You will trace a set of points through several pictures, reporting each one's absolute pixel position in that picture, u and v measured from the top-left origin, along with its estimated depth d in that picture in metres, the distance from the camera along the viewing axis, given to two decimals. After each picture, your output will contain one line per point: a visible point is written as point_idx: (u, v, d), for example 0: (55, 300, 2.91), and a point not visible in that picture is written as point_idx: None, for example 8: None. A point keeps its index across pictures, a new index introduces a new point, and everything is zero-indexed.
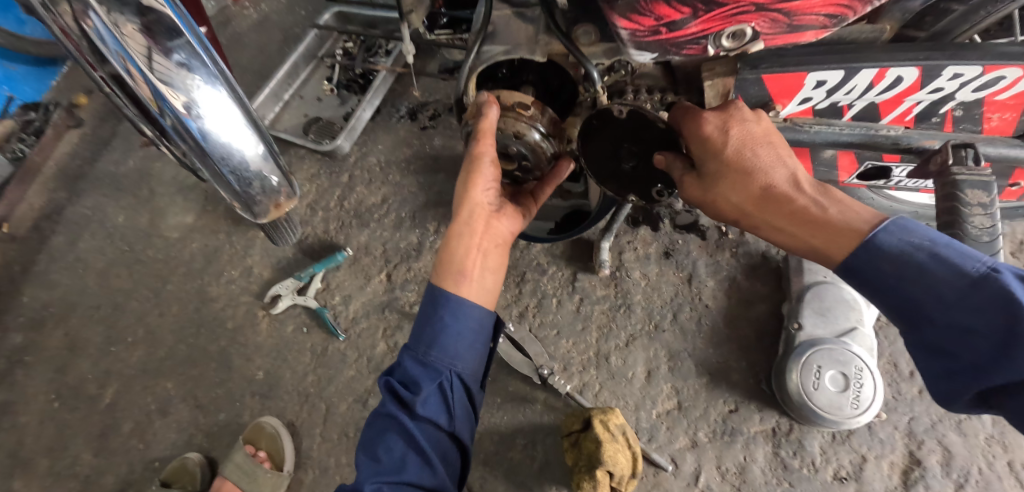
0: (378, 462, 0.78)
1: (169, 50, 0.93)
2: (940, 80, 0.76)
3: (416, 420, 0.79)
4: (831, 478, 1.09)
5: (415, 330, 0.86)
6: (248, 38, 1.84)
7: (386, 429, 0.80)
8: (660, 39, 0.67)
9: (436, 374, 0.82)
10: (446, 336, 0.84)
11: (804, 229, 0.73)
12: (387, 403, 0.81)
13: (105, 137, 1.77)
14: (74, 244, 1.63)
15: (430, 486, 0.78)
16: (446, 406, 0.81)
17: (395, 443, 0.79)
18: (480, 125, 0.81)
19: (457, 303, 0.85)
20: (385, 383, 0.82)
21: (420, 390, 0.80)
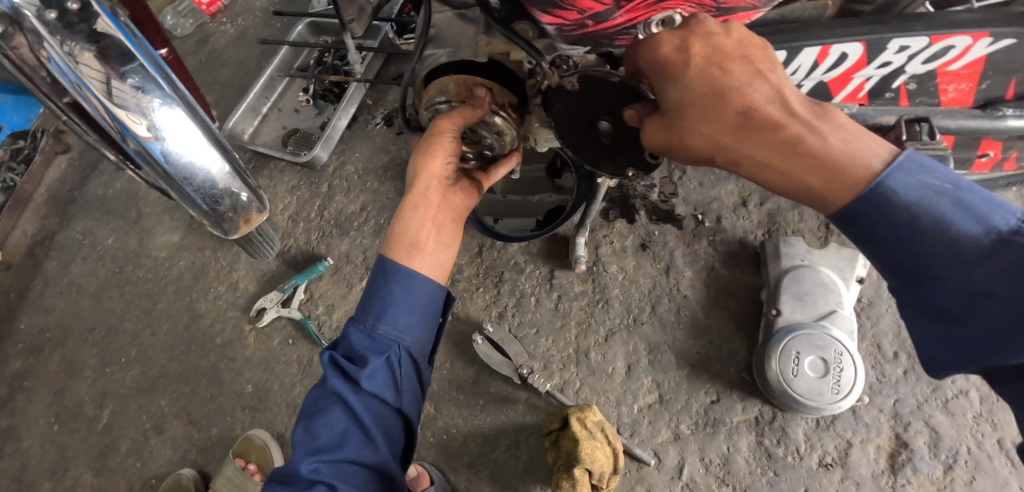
0: (316, 440, 0.75)
1: (123, 75, 0.94)
2: (887, 54, 0.73)
3: (361, 396, 0.76)
4: (816, 465, 1.08)
5: (362, 308, 0.83)
6: (226, 54, 1.86)
7: (328, 405, 0.77)
8: (588, 32, 0.66)
9: (385, 349, 0.80)
10: (394, 309, 0.81)
11: (798, 166, 0.60)
12: (330, 380, 0.77)
13: (91, 162, 1.79)
14: (68, 269, 1.66)
15: (371, 463, 0.74)
16: (393, 380, 0.79)
17: (338, 419, 0.75)
18: (466, 113, 0.79)
19: (408, 274, 0.82)
20: (329, 359, 0.79)
21: (366, 366, 0.77)
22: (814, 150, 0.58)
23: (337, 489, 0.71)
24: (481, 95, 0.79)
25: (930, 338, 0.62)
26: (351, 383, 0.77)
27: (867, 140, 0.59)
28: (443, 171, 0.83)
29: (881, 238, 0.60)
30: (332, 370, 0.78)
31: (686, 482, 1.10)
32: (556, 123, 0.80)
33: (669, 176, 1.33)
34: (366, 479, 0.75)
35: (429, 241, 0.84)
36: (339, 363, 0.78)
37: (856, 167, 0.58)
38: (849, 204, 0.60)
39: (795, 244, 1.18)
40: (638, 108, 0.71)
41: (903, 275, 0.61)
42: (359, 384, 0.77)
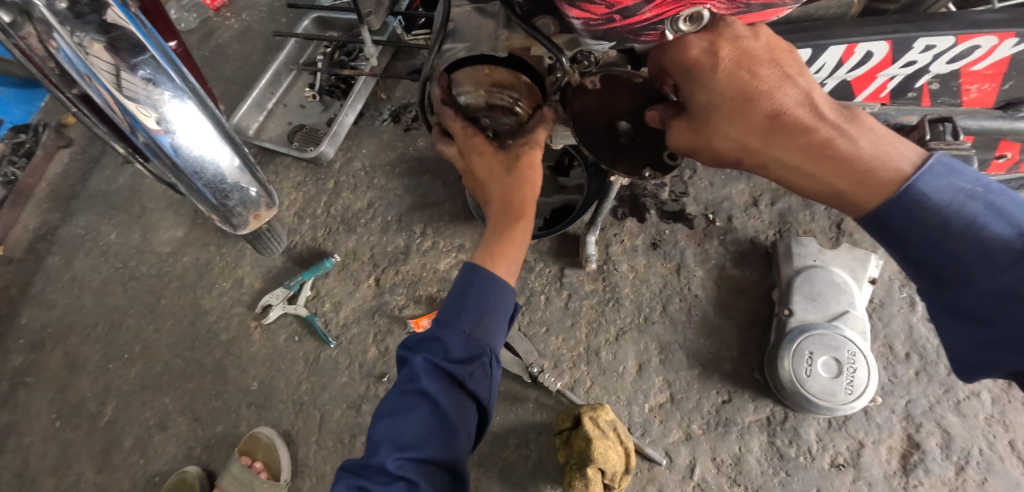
0: (400, 437, 0.78)
1: (134, 66, 0.92)
2: (912, 54, 0.73)
3: (454, 397, 0.80)
4: (828, 465, 1.07)
5: (448, 305, 0.86)
6: (231, 49, 1.84)
7: (419, 405, 0.79)
8: (615, 27, 0.64)
9: (476, 353, 0.83)
10: (486, 314, 0.85)
11: (826, 168, 0.62)
12: (422, 380, 0.79)
13: (94, 156, 1.78)
14: (70, 265, 1.64)
15: (449, 461, 0.79)
16: (484, 384, 0.83)
17: (425, 420, 0.79)
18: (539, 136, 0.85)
19: (495, 284, 0.86)
20: (421, 357, 0.81)
21: (460, 369, 0.81)
22: (843, 152, 0.60)
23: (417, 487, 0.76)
24: (548, 114, 0.84)
25: (962, 335, 0.64)
26: (443, 386, 0.80)
27: (897, 144, 0.61)
28: (530, 192, 0.88)
29: (911, 242, 0.61)
30: (425, 369, 0.80)
31: (697, 482, 1.09)
32: (576, 122, 0.79)
33: (680, 175, 1.33)
34: (444, 476, 0.79)
35: (514, 252, 0.89)
36: (431, 363, 0.80)
37: (888, 167, 0.60)
38: (879, 208, 0.61)
39: (807, 245, 1.18)
40: (660, 109, 0.71)
41: (934, 279, 0.63)
42: (451, 386, 0.80)
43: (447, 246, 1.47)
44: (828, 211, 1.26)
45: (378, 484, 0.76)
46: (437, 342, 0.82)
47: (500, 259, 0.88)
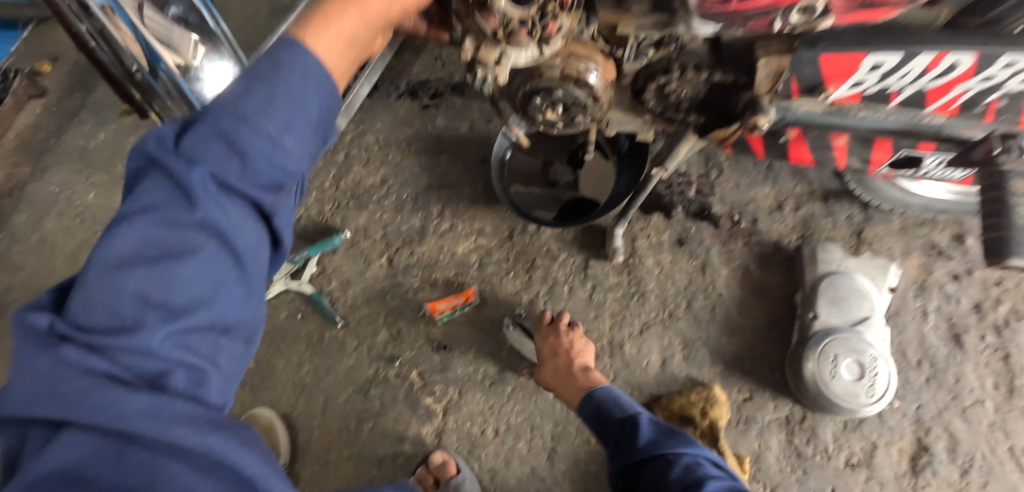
0: (222, 167, 0.49)
1: (163, 6, 0.97)
2: (995, 69, 0.73)
3: (53, 360, 0.46)
4: (843, 465, 1.11)
5: (292, 107, 0.51)
6: (230, 5, 1.70)
7: (92, 291, 0.47)
8: (728, 9, 0.65)
9: (171, 368, 0.48)
10: (298, 112, 0.52)
11: None
12: (205, 207, 0.49)
13: (70, 108, 1.61)
14: (38, 223, 1.49)
15: (189, 226, 0.49)
16: (210, 152, 0.48)
17: (212, 150, 0.48)
18: (604, 95, 0.84)
19: (312, 67, 0.53)
20: (200, 170, 0.48)
21: (152, 401, 0.47)
22: None
23: (212, 169, 0.48)
24: (603, 64, 0.82)
25: None
26: (98, 322, 0.47)
27: None
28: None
29: None
30: (207, 192, 0.49)
31: None
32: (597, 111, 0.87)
33: (707, 174, 1.34)
34: (218, 258, 0.51)
35: (341, 38, 0.57)
36: (174, 190, 0.49)
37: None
38: None
39: (831, 251, 1.20)
40: None
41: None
42: (53, 344, 0.46)
43: (466, 230, 1.39)
44: (849, 220, 1.27)
45: (226, 182, 0.49)
46: (230, 151, 0.49)
47: (316, 26, 0.55)
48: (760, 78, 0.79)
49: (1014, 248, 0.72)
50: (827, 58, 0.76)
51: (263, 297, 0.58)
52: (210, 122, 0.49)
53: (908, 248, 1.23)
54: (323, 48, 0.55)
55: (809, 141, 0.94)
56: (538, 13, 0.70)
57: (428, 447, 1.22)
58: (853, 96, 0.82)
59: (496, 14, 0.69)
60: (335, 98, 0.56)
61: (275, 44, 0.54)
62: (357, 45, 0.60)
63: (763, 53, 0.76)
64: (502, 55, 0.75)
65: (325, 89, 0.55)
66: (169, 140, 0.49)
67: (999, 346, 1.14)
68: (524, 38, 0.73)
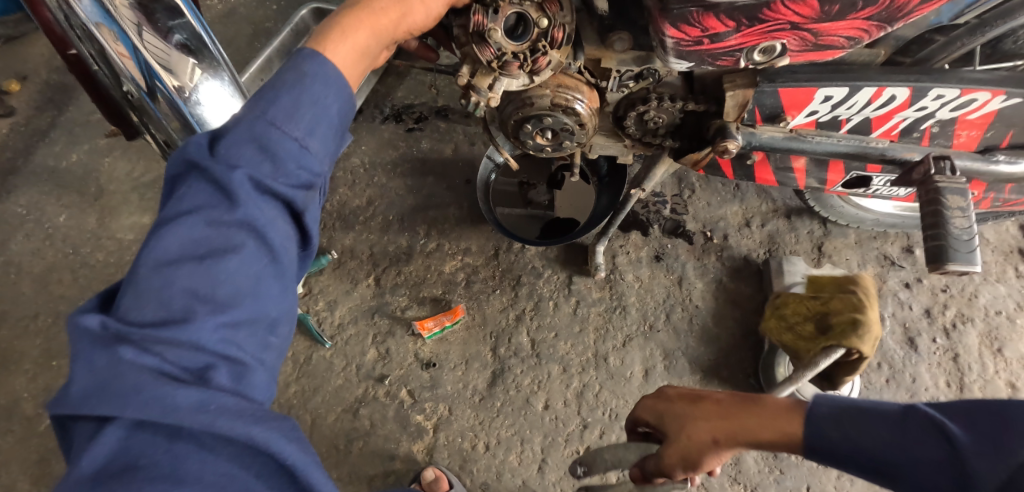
0: (258, 168, 0.56)
1: (168, 30, 0.97)
2: (926, 100, 0.86)
3: (109, 359, 0.50)
4: (816, 463, 1.17)
5: (316, 114, 0.60)
6: (212, 30, 1.72)
7: (144, 287, 0.53)
8: (700, 49, 0.75)
9: (214, 360, 0.53)
10: (321, 117, 0.61)
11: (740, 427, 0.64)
12: (245, 206, 0.56)
13: (41, 128, 1.58)
14: (6, 246, 1.44)
15: (229, 223, 0.55)
16: (247, 155, 0.56)
17: (249, 153, 0.56)
18: (588, 122, 0.91)
19: (332, 76, 0.62)
20: (239, 173, 0.55)
21: (196, 396, 0.49)
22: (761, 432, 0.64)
23: (251, 170, 0.56)
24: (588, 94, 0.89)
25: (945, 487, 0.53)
26: (149, 318, 0.52)
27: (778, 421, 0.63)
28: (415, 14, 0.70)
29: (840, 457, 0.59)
30: (246, 192, 0.56)
31: (703, 481, 1.18)
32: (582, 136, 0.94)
33: (680, 194, 1.43)
34: (254, 252, 0.57)
35: (356, 53, 0.67)
36: (217, 192, 0.56)
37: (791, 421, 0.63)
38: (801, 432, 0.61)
39: (796, 263, 1.30)
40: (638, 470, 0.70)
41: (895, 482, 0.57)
42: (110, 343, 0.50)
43: (453, 248, 1.43)
44: (810, 234, 1.37)
45: (263, 181, 0.57)
46: (263, 153, 0.57)
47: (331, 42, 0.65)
48: (728, 108, 0.88)
49: (950, 256, 0.83)
50: (785, 91, 0.86)
51: (292, 299, 0.63)
52: (246, 131, 0.56)
53: (864, 259, 1.34)
54: (342, 61, 0.65)
55: (772, 163, 1.03)
56: (529, 48, 0.78)
57: (419, 465, 1.23)
58: (809, 123, 0.93)
59: (492, 46, 0.77)
60: (350, 106, 0.65)
61: (296, 53, 0.62)
62: (369, 60, 0.69)
63: (731, 86, 0.86)
64: (494, 81, 0.81)
65: (343, 96, 0.63)
66: (207, 148, 0.57)
67: (949, 347, 1.25)
68: (516, 70, 0.79)
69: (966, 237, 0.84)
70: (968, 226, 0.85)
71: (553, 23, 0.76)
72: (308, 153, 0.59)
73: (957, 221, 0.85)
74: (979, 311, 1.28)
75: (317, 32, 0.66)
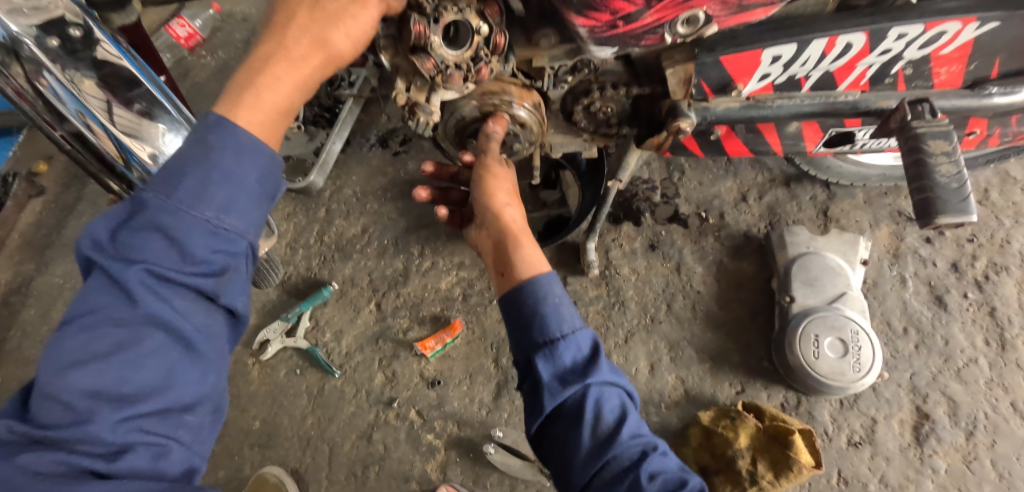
0: (160, 260, 0.57)
1: (128, 100, 1.01)
2: (888, 42, 0.78)
3: (11, 466, 0.53)
4: (845, 445, 1.08)
5: (227, 190, 0.60)
6: (207, 86, 1.81)
7: (47, 392, 0.54)
8: (618, 32, 0.71)
9: (127, 447, 0.55)
10: (232, 192, 0.61)
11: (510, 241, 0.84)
12: (146, 302, 0.57)
13: (69, 203, 1.71)
14: (46, 316, 1.56)
15: (133, 319, 0.57)
16: (146, 247, 0.57)
17: (150, 246, 0.57)
18: (530, 129, 0.89)
19: (243, 145, 0.62)
20: (139, 268, 0.56)
21: (98, 490, 0.53)
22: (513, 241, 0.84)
23: (151, 264, 0.57)
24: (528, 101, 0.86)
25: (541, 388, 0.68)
26: (55, 419, 0.54)
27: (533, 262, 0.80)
28: (337, 38, 0.67)
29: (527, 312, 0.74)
30: (145, 287, 0.57)
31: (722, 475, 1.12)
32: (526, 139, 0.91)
33: (670, 178, 1.38)
34: (165, 342, 0.59)
35: (274, 109, 0.68)
36: (118, 289, 0.57)
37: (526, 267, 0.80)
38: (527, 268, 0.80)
39: (799, 233, 1.22)
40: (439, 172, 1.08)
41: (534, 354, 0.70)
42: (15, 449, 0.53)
43: (448, 264, 1.44)
44: (814, 200, 1.29)
45: (167, 270, 0.57)
46: (166, 244, 0.57)
47: (241, 102, 0.66)
48: (672, 86, 0.83)
49: (940, 208, 0.75)
50: (728, 59, 0.80)
51: (220, 371, 0.65)
52: (149, 224, 0.57)
53: (876, 219, 1.25)
54: (254, 124, 0.66)
55: (740, 134, 0.97)
56: (471, 57, 0.73)
57: (435, 483, 1.24)
58: (765, 88, 0.86)
59: (434, 57, 0.71)
60: (268, 171, 0.65)
61: (203, 123, 0.62)
62: (290, 112, 0.71)
63: (670, 63, 0.81)
64: (432, 95, 0.76)
65: (258, 161, 0.63)
66: (108, 243, 0.57)
67: (982, 301, 1.15)
68: (460, 82, 0.74)
69: (956, 184, 0.76)
70: (956, 171, 0.77)
71: (493, 29, 0.72)
72: (220, 232, 0.60)
73: (943, 168, 0.77)
74: (1013, 257, 1.17)
75: (232, 91, 0.67)
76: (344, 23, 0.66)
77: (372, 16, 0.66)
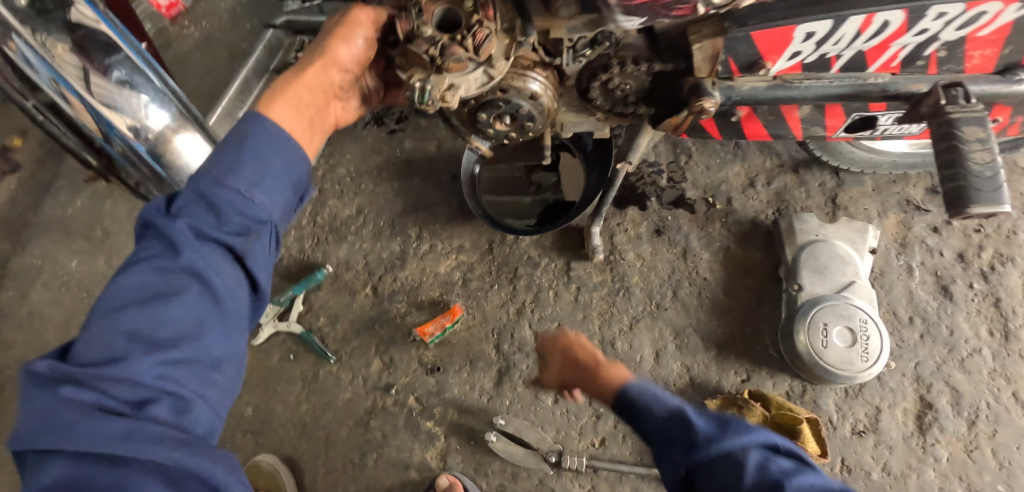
0: (204, 220, 0.56)
1: (107, 67, 0.92)
2: (925, 21, 0.76)
3: (49, 399, 0.49)
4: (849, 433, 1.08)
5: (258, 168, 0.60)
6: (191, 58, 1.71)
7: (94, 333, 0.52)
8: (648, 1, 0.66)
9: (156, 395, 0.51)
10: (266, 168, 0.60)
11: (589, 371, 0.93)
12: (186, 252, 0.55)
13: (44, 179, 1.62)
14: (25, 298, 1.49)
15: (171, 269, 0.54)
16: (190, 207, 0.56)
17: (193, 205, 0.56)
18: (546, 105, 0.84)
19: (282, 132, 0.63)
20: (179, 223, 0.55)
21: (124, 426, 0.48)
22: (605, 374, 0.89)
23: (195, 221, 0.55)
24: (543, 77, 0.83)
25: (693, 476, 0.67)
26: (94, 357, 0.51)
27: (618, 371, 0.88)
28: (340, 51, 0.73)
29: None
30: (187, 240, 0.55)
31: None
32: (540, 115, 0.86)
33: (676, 161, 1.34)
34: (201, 301, 0.56)
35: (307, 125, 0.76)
36: (164, 244, 0.56)
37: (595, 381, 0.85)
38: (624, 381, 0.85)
39: (808, 220, 1.20)
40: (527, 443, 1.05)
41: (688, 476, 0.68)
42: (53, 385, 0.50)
43: (447, 248, 1.39)
44: (822, 187, 1.27)
45: (205, 227, 0.56)
46: (207, 208, 0.56)
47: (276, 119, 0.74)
48: (698, 62, 0.80)
49: (972, 197, 0.73)
50: (759, 34, 0.76)
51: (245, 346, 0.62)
52: (192, 189, 0.56)
53: (884, 207, 1.23)
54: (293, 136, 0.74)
55: (761, 116, 0.94)
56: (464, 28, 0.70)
57: (434, 471, 1.21)
58: (794, 67, 0.83)
59: (426, 38, 0.69)
60: (299, 159, 0.64)
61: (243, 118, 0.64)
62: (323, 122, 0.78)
63: (697, 37, 0.77)
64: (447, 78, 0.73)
65: (291, 147, 0.63)
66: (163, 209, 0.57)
67: (988, 291, 1.15)
68: (462, 53, 0.70)
69: (990, 172, 0.74)
70: (990, 159, 0.74)
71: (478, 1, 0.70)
72: (254, 203, 0.59)
73: (977, 155, 0.74)
74: (1019, 248, 1.17)
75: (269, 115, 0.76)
76: (340, 35, 0.72)
77: (364, 31, 0.73)
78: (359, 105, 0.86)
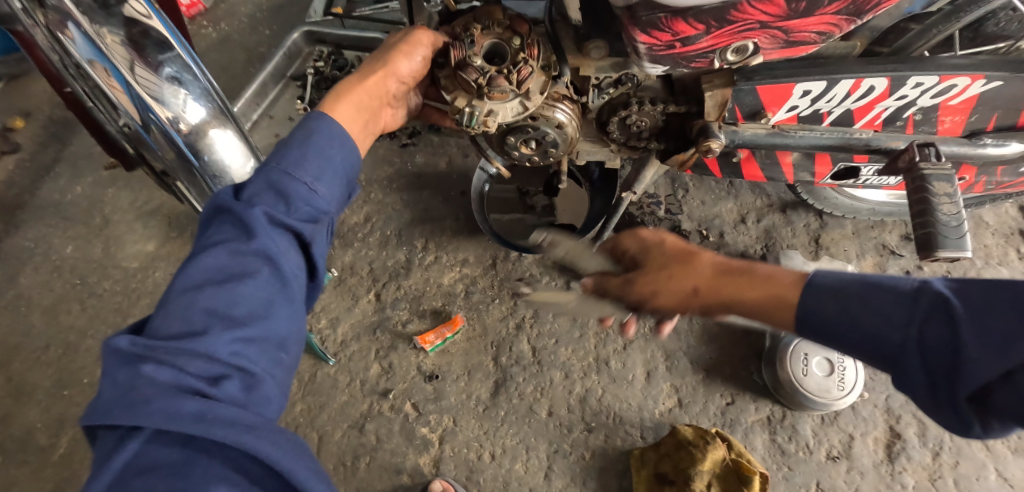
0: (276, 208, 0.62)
1: (158, 63, 0.97)
2: (906, 88, 0.86)
3: (131, 374, 0.53)
4: (825, 458, 1.16)
5: (320, 162, 0.67)
6: (207, 58, 1.75)
7: (171, 309, 0.56)
8: (674, 53, 0.74)
9: (227, 371, 0.55)
10: (327, 164, 0.67)
11: (724, 281, 0.69)
12: (260, 238, 0.59)
13: (46, 164, 1.62)
14: (16, 280, 1.47)
15: (245, 251, 0.59)
16: (264, 196, 0.62)
17: (266, 196, 0.62)
18: (571, 134, 0.91)
19: (340, 133, 0.71)
20: (256, 210, 0.60)
21: (198, 405, 0.51)
22: (744, 280, 0.67)
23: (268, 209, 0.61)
24: (571, 109, 0.89)
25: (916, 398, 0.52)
26: (171, 332, 0.55)
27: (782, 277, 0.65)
28: (399, 63, 0.80)
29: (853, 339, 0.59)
30: (263, 226, 0.60)
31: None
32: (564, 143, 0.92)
33: (674, 194, 1.43)
34: (269, 282, 0.60)
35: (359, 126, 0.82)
36: (238, 228, 0.60)
37: (781, 276, 0.65)
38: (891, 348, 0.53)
39: (793, 257, 1.30)
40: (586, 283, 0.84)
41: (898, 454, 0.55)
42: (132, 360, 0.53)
43: (451, 260, 1.44)
44: (807, 227, 1.37)
45: (278, 216, 0.61)
46: (278, 197, 0.63)
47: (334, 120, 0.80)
48: (707, 108, 0.88)
49: (939, 243, 0.81)
50: (764, 88, 0.86)
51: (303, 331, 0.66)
52: (263, 179, 0.63)
53: (862, 249, 1.34)
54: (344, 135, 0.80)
55: (759, 159, 1.04)
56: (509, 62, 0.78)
57: (426, 477, 1.23)
58: (791, 118, 0.93)
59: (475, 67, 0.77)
60: (353, 157, 0.72)
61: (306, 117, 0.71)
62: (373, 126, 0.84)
63: (709, 86, 0.85)
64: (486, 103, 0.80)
65: (347, 149, 0.71)
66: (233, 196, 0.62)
67: None
68: (504, 84, 0.77)
69: (955, 222, 0.83)
70: (956, 211, 0.83)
71: (524, 40, 0.79)
72: (317, 195, 0.65)
73: (945, 207, 0.83)
74: None
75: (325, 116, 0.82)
76: (403, 50, 0.79)
77: (424, 49, 0.80)
78: (405, 115, 0.92)
